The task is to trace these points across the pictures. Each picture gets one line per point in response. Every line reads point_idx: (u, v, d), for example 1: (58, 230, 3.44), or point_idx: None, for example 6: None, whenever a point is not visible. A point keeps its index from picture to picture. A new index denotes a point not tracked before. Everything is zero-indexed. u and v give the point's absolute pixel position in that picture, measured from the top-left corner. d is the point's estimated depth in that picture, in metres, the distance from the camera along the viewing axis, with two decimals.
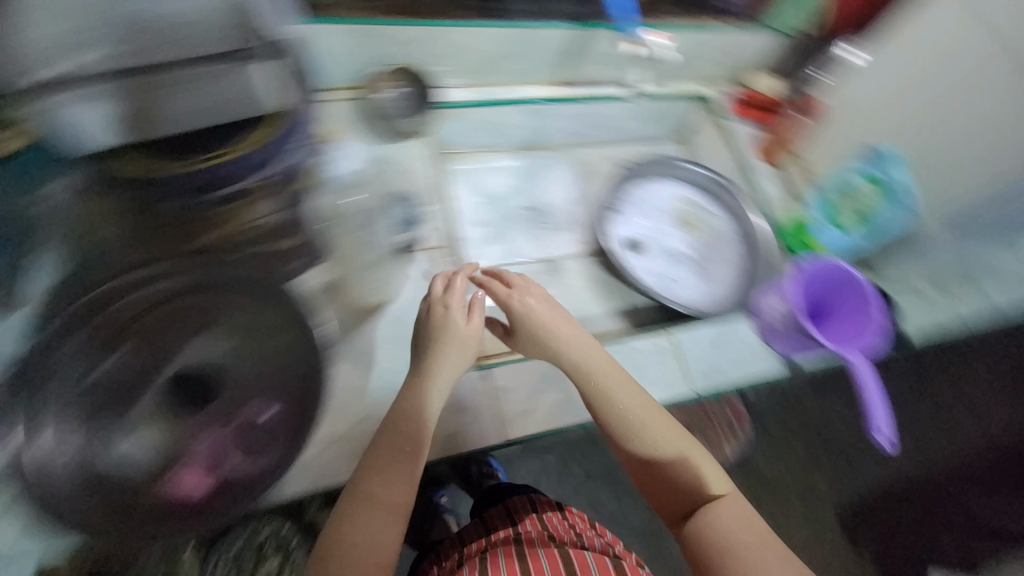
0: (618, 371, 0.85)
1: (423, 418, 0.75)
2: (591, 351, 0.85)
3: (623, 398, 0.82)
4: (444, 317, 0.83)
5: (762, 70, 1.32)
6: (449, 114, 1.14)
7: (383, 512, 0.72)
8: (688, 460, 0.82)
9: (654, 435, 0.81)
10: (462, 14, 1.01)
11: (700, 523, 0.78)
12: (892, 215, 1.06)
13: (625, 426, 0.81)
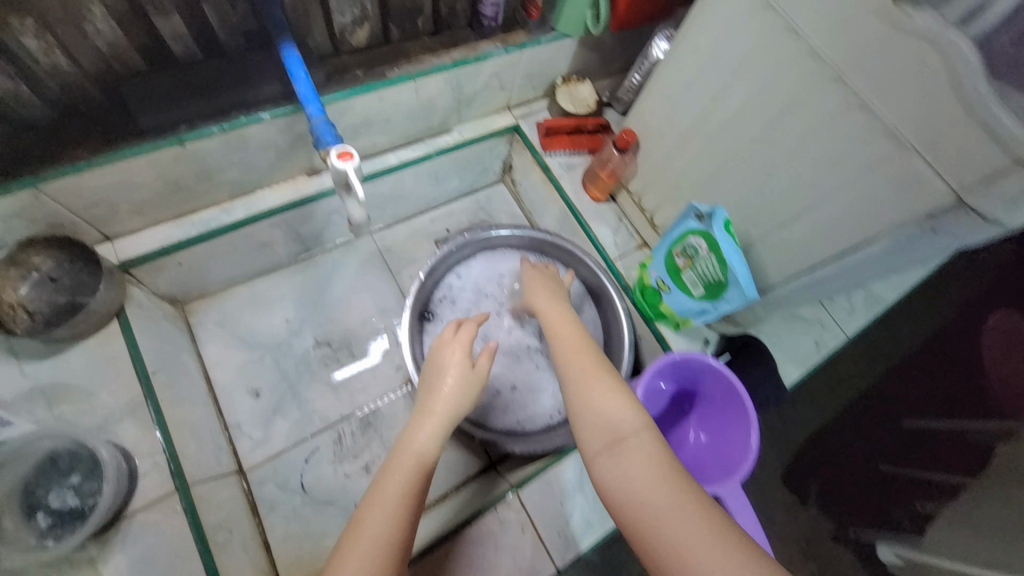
0: (592, 357, 0.62)
1: (425, 443, 0.58)
2: (576, 358, 0.62)
3: (591, 385, 0.58)
4: (448, 364, 0.65)
5: (571, 76, 1.05)
6: (157, 266, 0.83)
7: (406, 496, 0.52)
8: (626, 442, 0.52)
9: (605, 404, 0.56)
10: (83, 153, 0.68)
11: (610, 467, 0.51)
12: (730, 293, 0.74)
13: (579, 395, 0.58)
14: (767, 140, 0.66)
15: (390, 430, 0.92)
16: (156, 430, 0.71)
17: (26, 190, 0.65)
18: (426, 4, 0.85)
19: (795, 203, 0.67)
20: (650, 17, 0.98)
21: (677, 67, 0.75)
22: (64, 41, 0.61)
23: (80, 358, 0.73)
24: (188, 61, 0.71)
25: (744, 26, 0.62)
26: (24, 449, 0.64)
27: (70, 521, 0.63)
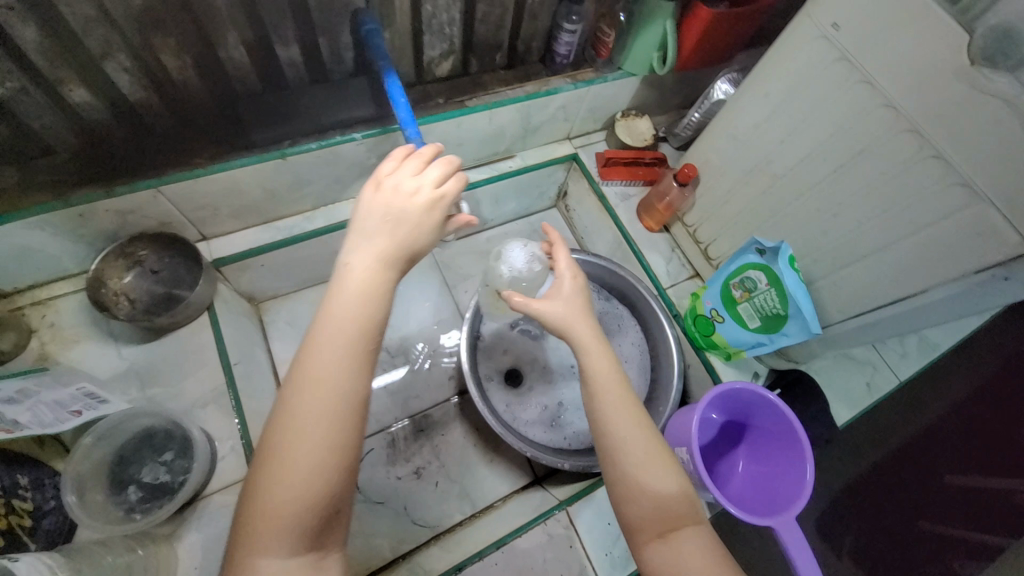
0: (638, 415, 0.58)
1: (352, 341, 0.46)
2: (623, 408, 0.58)
3: (641, 454, 0.56)
4: (399, 195, 0.52)
5: (630, 111, 1.10)
6: (243, 265, 0.90)
7: (345, 404, 0.45)
8: (680, 534, 0.54)
9: (658, 485, 0.55)
10: (200, 161, 0.75)
11: (663, 557, 0.53)
12: (790, 327, 0.76)
13: (596, 403, 0.58)
14: (836, 183, 0.69)
15: (440, 437, 0.95)
16: (236, 418, 0.76)
17: (150, 191, 0.72)
18: (506, 41, 0.92)
19: (861, 244, 0.69)
20: (711, 59, 1.03)
21: (746, 109, 0.79)
22: (199, 63, 0.69)
23: (173, 346, 0.80)
24: (296, 84, 0.79)
25: (821, 77, 0.66)
26: (122, 425, 0.69)
27: (158, 496, 0.67)
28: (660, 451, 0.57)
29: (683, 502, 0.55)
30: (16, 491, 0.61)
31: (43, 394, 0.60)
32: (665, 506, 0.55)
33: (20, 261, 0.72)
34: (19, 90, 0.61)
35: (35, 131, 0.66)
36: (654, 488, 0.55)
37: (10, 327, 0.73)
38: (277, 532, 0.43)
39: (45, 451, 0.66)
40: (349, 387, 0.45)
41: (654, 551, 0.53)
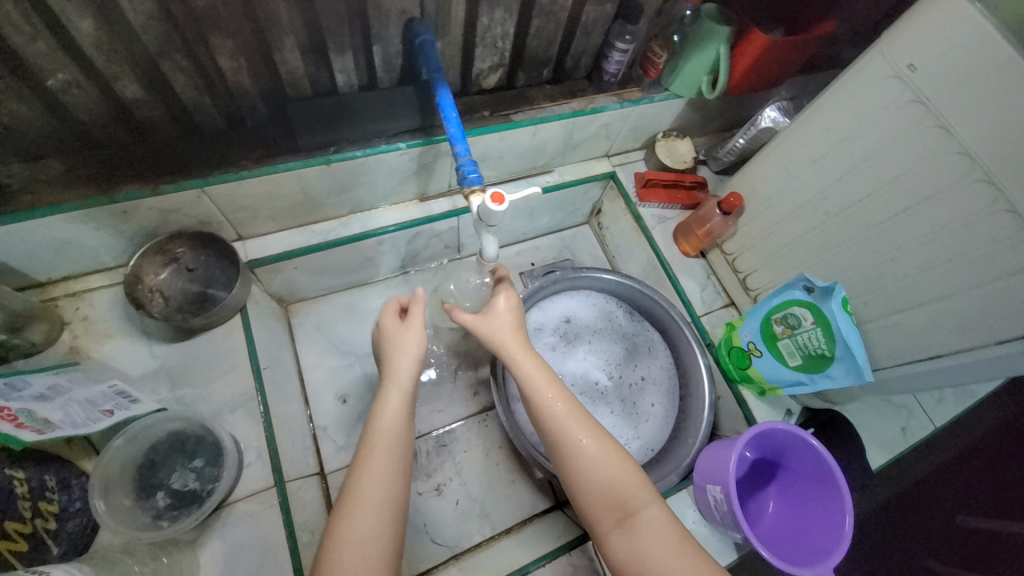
0: (579, 412, 0.63)
1: (397, 398, 0.63)
2: (561, 404, 0.63)
3: (585, 444, 0.60)
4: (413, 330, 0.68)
5: (671, 132, 1.08)
6: (276, 268, 0.89)
7: (397, 443, 0.59)
8: (636, 517, 0.56)
9: (608, 474, 0.58)
10: (245, 163, 0.74)
11: (622, 542, 0.56)
12: (836, 368, 0.74)
13: (540, 405, 0.63)
14: (898, 226, 0.67)
15: (462, 454, 0.93)
16: (263, 424, 0.75)
17: (194, 191, 0.71)
18: (555, 56, 0.91)
19: (921, 289, 0.67)
20: (759, 86, 1.00)
21: (802, 142, 0.77)
22: (253, 65, 0.68)
23: (204, 347, 0.79)
24: (345, 90, 0.78)
25: (890, 117, 0.64)
26: (154, 427, 0.70)
27: (187, 504, 0.67)
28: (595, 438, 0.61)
29: (626, 479, 0.59)
30: (43, 493, 0.61)
31: (76, 391, 0.61)
32: (613, 488, 0.58)
33: (59, 253, 0.72)
34: (74, 83, 0.60)
35: (86, 124, 0.66)
36: (602, 474, 0.59)
37: (44, 318, 0.72)
38: (363, 553, 0.52)
39: (72, 450, 0.65)
40: (401, 433, 0.60)
41: (619, 539, 0.56)
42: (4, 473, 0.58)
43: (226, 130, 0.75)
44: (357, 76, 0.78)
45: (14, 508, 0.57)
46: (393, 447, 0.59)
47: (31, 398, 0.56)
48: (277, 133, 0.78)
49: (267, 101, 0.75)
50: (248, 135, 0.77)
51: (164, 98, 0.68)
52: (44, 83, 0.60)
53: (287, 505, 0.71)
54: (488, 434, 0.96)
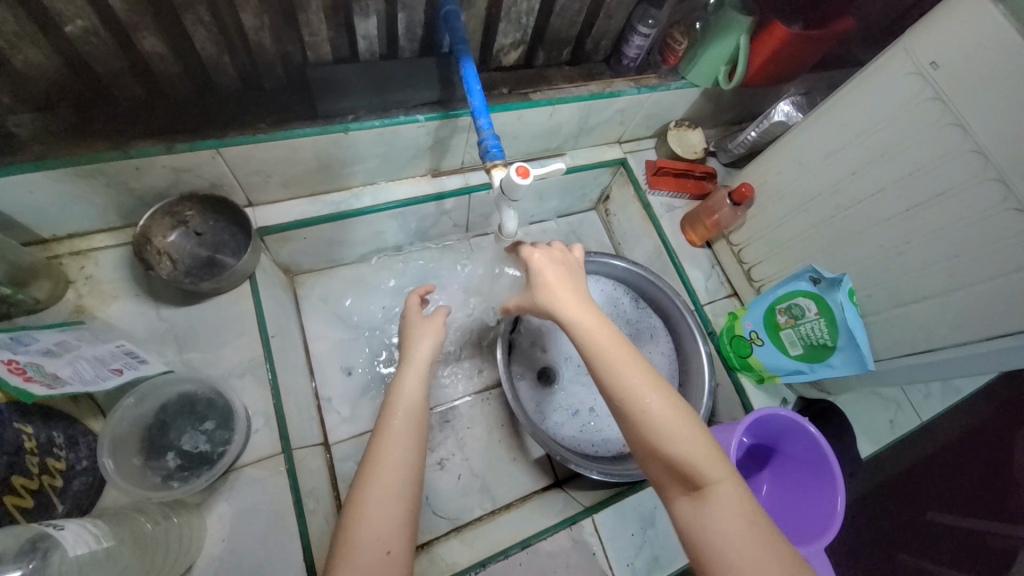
0: (654, 380, 0.58)
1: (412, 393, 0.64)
2: (631, 370, 0.58)
3: (653, 408, 0.56)
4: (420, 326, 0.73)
5: (684, 122, 1.08)
6: (286, 237, 0.88)
7: (409, 441, 0.59)
8: (707, 489, 0.52)
9: (679, 440, 0.54)
10: (261, 126, 0.73)
11: (690, 513, 0.52)
12: (837, 358, 0.77)
13: (604, 370, 0.59)
14: (906, 222, 0.69)
15: (464, 430, 0.94)
16: (272, 391, 0.75)
17: (210, 151, 0.70)
18: (576, 36, 0.90)
19: (928, 283, 0.69)
20: (773, 80, 1.01)
21: (819, 136, 0.78)
22: (273, 23, 0.66)
23: (213, 312, 0.78)
24: (366, 58, 0.77)
25: (905, 113, 0.66)
26: (165, 387, 0.69)
27: (196, 466, 0.66)
28: (670, 412, 0.56)
29: (703, 454, 0.54)
30: (51, 450, 0.60)
31: (83, 349, 0.60)
32: (684, 460, 0.54)
33: (66, 209, 0.70)
34: (91, 32, 0.59)
35: (99, 74, 0.64)
36: (674, 444, 0.54)
37: (48, 275, 0.70)
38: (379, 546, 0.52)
39: (79, 408, 0.65)
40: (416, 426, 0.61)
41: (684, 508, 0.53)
42: (13, 427, 0.58)
43: (242, 91, 0.74)
44: (379, 44, 0.77)
45: (22, 463, 0.57)
46: (407, 440, 0.59)
47: (38, 353, 0.55)
48: (295, 97, 0.76)
49: (286, 63, 0.73)
50: (265, 99, 0.75)
51: (182, 52, 0.66)
52: (59, 28, 0.58)
53: (295, 471, 0.71)
54: (491, 412, 0.97)
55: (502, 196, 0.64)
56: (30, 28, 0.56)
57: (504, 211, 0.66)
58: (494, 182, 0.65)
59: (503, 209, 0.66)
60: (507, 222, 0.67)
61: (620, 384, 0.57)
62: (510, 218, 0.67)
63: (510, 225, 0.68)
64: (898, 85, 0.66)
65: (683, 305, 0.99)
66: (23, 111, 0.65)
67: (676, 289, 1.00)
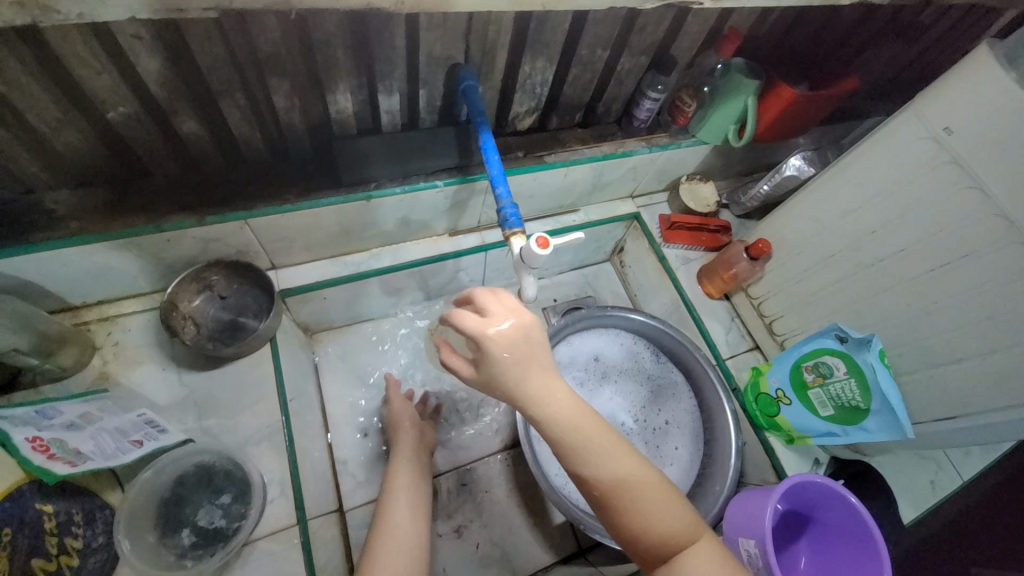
0: (620, 448, 0.58)
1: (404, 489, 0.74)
2: (597, 440, 0.58)
3: (624, 478, 0.56)
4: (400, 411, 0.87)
5: (695, 175, 1.11)
6: (306, 297, 0.89)
7: (407, 537, 0.68)
8: (682, 554, 0.55)
9: (650, 509, 0.56)
10: (288, 196, 0.76)
11: None
12: (872, 421, 0.74)
13: (568, 447, 0.57)
14: (934, 281, 0.68)
15: (483, 493, 0.91)
16: (289, 458, 0.74)
17: (238, 222, 0.72)
18: (588, 102, 0.94)
19: (963, 343, 0.67)
20: (782, 136, 1.03)
21: (832, 195, 0.79)
22: (302, 102, 0.70)
23: (232, 376, 0.78)
24: (388, 129, 0.81)
25: (922, 176, 0.66)
26: (183, 457, 0.69)
27: (212, 542, 0.65)
28: (637, 483, 0.56)
29: (666, 523, 0.56)
30: (70, 527, 0.59)
31: (105, 419, 0.60)
32: (657, 527, 0.55)
33: (98, 279, 0.72)
34: (133, 116, 0.63)
35: (138, 153, 0.68)
36: (643, 513, 0.56)
37: (76, 342, 0.72)
38: None
39: (98, 481, 0.65)
40: (411, 521, 0.70)
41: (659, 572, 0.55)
42: (34, 506, 0.56)
43: (269, 162, 0.78)
44: (401, 116, 0.81)
45: (42, 545, 0.56)
46: (405, 524, 0.69)
47: (61, 428, 0.55)
48: (320, 167, 0.80)
49: (313, 136, 0.77)
50: (292, 169, 0.78)
51: (216, 131, 0.70)
52: (102, 115, 0.62)
53: (309, 545, 0.69)
54: (509, 474, 0.94)
55: (524, 260, 0.64)
56: (77, 115, 0.61)
57: (525, 275, 0.67)
58: (513, 250, 0.66)
59: (522, 272, 0.66)
60: (529, 286, 0.67)
61: (586, 456, 0.57)
62: (529, 282, 0.67)
63: (529, 287, 0.67)
64: (911, 152, 0.67)
65: (706, 364, 0.96)
66: (63, 188, 0.68)
67: (697, 346, 0.98)
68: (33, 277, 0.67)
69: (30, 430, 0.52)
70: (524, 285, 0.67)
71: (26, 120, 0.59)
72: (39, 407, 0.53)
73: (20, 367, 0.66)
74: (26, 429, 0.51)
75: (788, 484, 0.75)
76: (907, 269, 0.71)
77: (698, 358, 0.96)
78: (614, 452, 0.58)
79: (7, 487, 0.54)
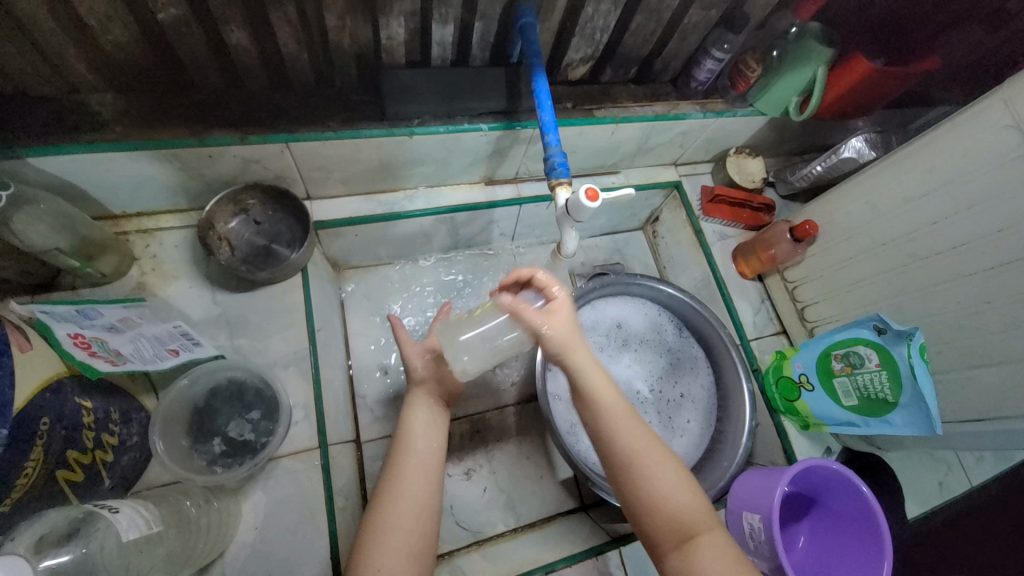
0: (649, 436, 0.63)
1: (424, 433, 0.69)
2: (632, 426, 0.62)
3: (650, 461, 0.61)
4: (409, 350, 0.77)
5: (744, 148, 1.05)
6: (338, 232, 0.89)
7: (423, 477, 0.65)
8: (697, 541, 0.57)
9: (673, 495, 0.59)
10: (330, 123, 0.74)
11: (681, 564, 0.57)
12: (896, 415, 0.73)
13: (605, 427, 0.62)
14: (991, 280, 0.65)
15: (494, 442, 0.94)
16: (314, 385, 0.76)
17: (279, 145, 0.71)
18: (646, 56, 0.89)
19: (1010, 346, 0.65)
20: (845, 115, 0.97)
21: (894, 179, 0.75)
22: (353, 23, 0.67)
23: (263, 301, 0.79)
24: (437, 64, 0.78)
25: (997, 167, 0.62)
26: (213, 372, 0.71)
27: (239, 453, 0.68)
28: (664, 469, 0.61)
29: (684, 510, 0.59)
30: (107, 425, 0.62)
31: (144, 326, 0.64)
32: (676, 513, 0.59)
33: (139, 189, 0.73)
34: (183, 21, 0.61)
35: (185, 62, 0.66)
36: (664, 497, 0.59)
37: (115, 250, 0.73)
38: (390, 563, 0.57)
39: (134, 385, 0.67)
40: (426, 462, 0.66)
41: (671, 558, 0.58)
42: (75, 401, 0.58)
43: (313, 86, 0.75)
44: (452, 51, 0.77)
45: (79, 438, 0.58)
46: (423, 465, 0.66)
47: (102, 329, 0.59)
48: (365, 97, 0.77)
49: (360, 63, 0.74)
50: (335, 96, 0.76)
51: (264, 47, 0.68)
52: (152, 16, 0.60)
53: (329, 467, 0.72)
54: (521, 427, 0.96)
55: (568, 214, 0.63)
56: (129, 14, 0.59)
57: (566, 229, 0.65)
58: (558, 202, 0.65)
59: (563, 224, 0.65)
60: (569, 240, 0.66)
61: (618, 437, 0.62)
62: (569, 235, 0.66)
63: (570, 241, 0.66)
64: (989, 141, 0.63)
65: (731, 343, 0.95)
66: (109, 92, 0.67)
67: (724, 324, 0.96)
68: (77, 180, 0.67)
69: (73, 324, 0.56)
70: (565, 242, 0.67)
71: (77, 13, 0.57)
72: (78, 307, 0.57)
73: (62, 267, 0.68)
74: (68, 323, 0.55)
75: (801, 467, 0.75)
76: (964, 264, 0.68)
77: (723, 336, 0.95)
78: (645, 439, 0.62)
79: (43, 380, 0.55)
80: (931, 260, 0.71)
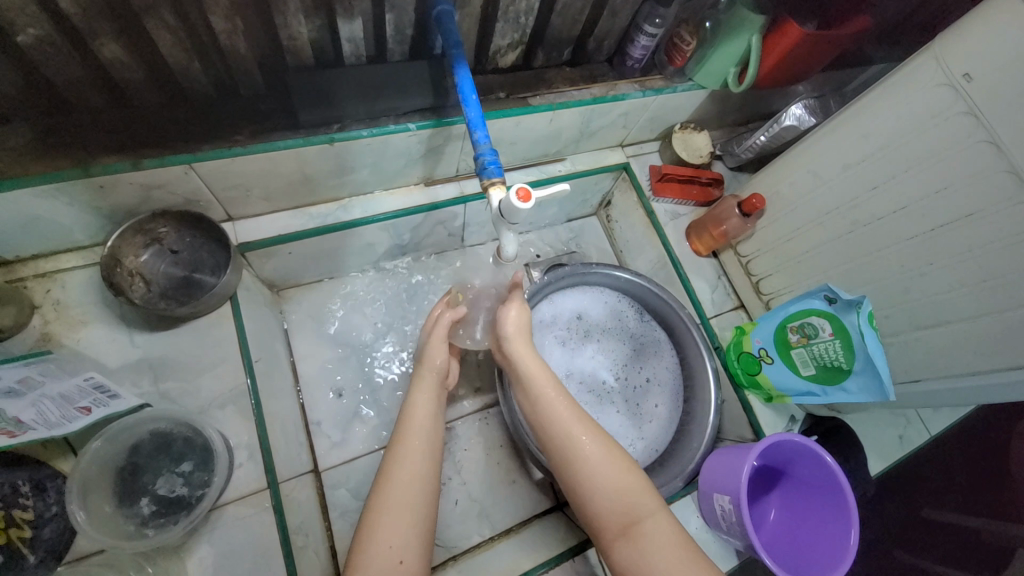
0: (589, 423, 0.66)
1: (426, 418, 0.67)
2: (570, 415, 0.66)
3: (587, 447, 0.64)
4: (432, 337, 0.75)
5: (689, 123, 1.03)
6: (269, 252, 0.82)
7: (422, 466, 0.62)
8: (640, 526, 0.58)
9: (613, 480, 0.61)
10: (239, 138, 0.67)
11: (628, 552, 0.57)
12: (852, 382, 0.73)
13: (544, 420, 0.67)
14: (933, 243, 0.65)
15: (462, 451, 0.91)
16: (256, 422, 0.70)
17: (182, 167, 0.64)
18: (577, 36, 0.85)
19: (953, 306, 0.65)
20: (784, 82, 0.96)
21: (834, 146, 0.74)
22: (248, 26, 0.61)
23: (191, 337, 0.73)
24: (351, 62, 0.71)
25: (934, 127, 0.61)
26: (137, 425, 0.64)
27: (174, 510, 0.63)
28: (604, 454, 0.63)
29: (625, 492, 0.60)
30: (16, 500, 0.57)
31: (48, 384, 0.53)
32: (618, 496, 0.60)
33: (26, 231, 0.64)
34: (44, 40, 0.53)
35: (57, 84, 0.58)
36: (604, 482, 0.61)
37: (11, 301, 0.64)
38: (391, 556, 0.55)
39: (48, 450, 0.61)
40: (428, 449, 0.64)
41: (620, 547, 0.58)
42: None
43: (216, 98, 0.68)
44: (366, 46, 0.71)
45: None
46: (429, 452, 0.64)
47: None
48: (276, 104, 0.71)
49: (264, 67, 0.67)
50: (242, 107, 0.69)
51: (148, 60, 0.60)
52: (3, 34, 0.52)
53: (281, 508, 0.67)
54: (489, 432, 0.93)
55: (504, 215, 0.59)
56: None
57: (505, 233, 0.62)
58: (492, 203, 0.60)
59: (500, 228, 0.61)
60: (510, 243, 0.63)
61: (557, 429, 0.66)
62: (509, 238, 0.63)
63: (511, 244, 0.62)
64: (924, 100, 0.62)
65: (690, 323, 0.94)
66: None
67: (683, 305, 0.95)
68: None
69: None
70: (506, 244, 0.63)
71: None
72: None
73: None
74: None
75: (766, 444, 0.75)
76: (905, 228, 0.68)
77: (682, 317, 0.94)
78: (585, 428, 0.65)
79: None
80: (874, 225, 0.71)
